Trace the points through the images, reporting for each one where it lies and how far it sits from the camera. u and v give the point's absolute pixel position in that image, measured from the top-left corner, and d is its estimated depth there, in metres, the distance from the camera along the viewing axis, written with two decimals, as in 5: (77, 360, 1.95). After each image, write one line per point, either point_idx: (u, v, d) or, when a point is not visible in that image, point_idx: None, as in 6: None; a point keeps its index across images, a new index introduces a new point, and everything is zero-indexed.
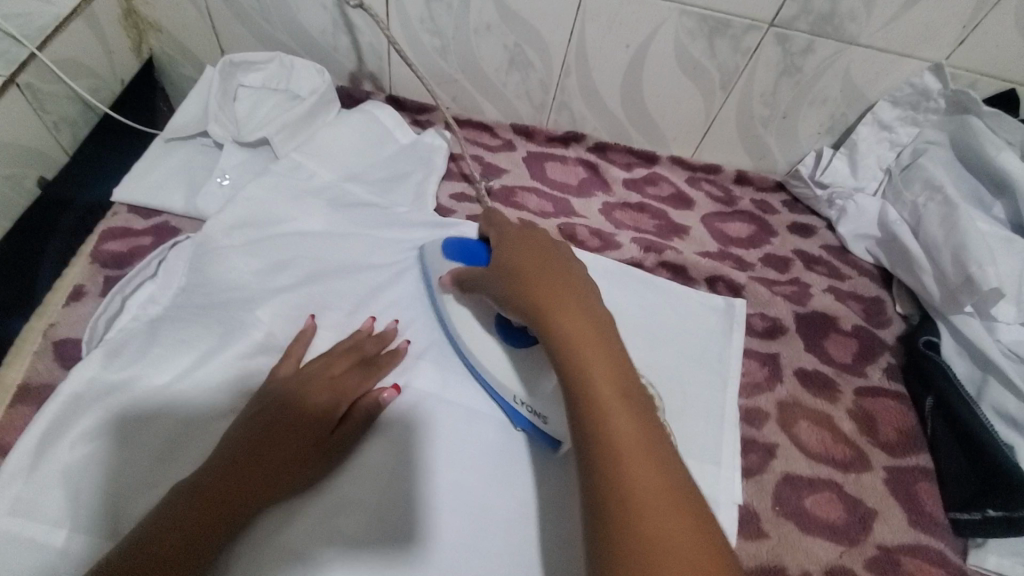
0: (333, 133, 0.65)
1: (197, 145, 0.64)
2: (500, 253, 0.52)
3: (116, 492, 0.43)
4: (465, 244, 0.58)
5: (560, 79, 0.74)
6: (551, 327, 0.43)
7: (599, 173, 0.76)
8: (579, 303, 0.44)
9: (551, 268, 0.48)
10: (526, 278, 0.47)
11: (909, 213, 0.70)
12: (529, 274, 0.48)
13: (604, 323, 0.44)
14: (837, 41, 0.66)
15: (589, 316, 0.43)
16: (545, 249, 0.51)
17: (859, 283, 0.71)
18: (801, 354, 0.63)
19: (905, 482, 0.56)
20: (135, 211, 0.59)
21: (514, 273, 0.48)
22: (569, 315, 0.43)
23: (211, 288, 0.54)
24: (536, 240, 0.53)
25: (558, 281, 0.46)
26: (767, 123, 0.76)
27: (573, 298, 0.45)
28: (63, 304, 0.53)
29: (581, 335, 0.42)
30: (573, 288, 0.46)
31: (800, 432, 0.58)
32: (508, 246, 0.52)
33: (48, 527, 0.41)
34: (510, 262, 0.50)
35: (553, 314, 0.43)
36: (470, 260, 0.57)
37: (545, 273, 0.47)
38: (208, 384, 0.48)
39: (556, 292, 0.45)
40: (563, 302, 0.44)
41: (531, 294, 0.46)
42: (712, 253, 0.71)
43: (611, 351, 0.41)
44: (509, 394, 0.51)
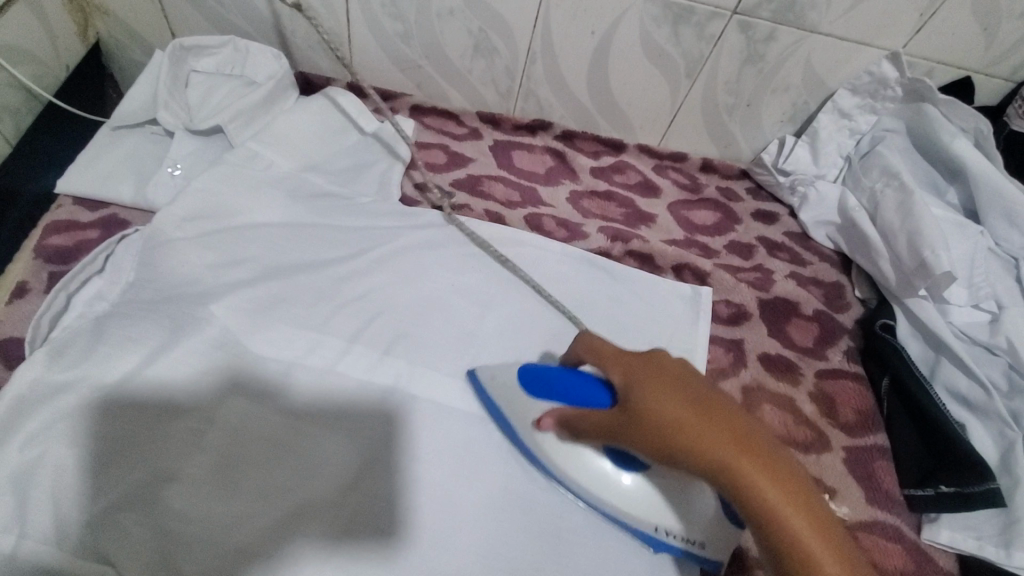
0: (291, 121, 0.63)
1: (147, 134, 0.61)
2: (638, 399, 0.40)
3: (67, 492, 0.41)
4: (546, 374, 0.48)
5: (526, 66, 0.73)
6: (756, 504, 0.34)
7: (567, 161, 0.76)
8: (760, 451, 0.36)
9: (711, 411, 0.38)
10: (694, 435, 0.37)
11: (868, 199, 0.72)
12: (681, 408, 0.38)
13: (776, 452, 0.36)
14: (798, 30, 0.67)
15: (768, 457, 0.35)
16: (687, 384, 0.40)
17: (820, 268, 0.73)
18: (764, 339, 0.64)
19: (863, 460, 0.58)
20: (81, 203, 0.56)
21: (674, 413, 0.38)
22: (769, 472, 0.35)
23: (165, 283, 0.51)
24: (665, 368, 0.41)
25: (729, 430, 0.37)
26: (732, 111, 0.77)
27: (735, 440, 0.36)
28: (5, 303, 0.50)
29: (785, 506, 0.34)
30: (755, 437, 0.36)
31: (763, 415, 0.59)
32: (642, 392, 0.40)
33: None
34: (655, 402, 0.39)
35: (744, 473, 0.35)
36: (581, 402, 0.45)
37: (713, 401, 0.39)
38: (160, 380, 0.46)
39: (738, 449, 0.36)
40: (744, 435, 0.36)
41: (716, 463, 0.36)
42: (678, 240, 0.71)
43: (799, 494, 0.35)
44: (658, 530, 0.45)
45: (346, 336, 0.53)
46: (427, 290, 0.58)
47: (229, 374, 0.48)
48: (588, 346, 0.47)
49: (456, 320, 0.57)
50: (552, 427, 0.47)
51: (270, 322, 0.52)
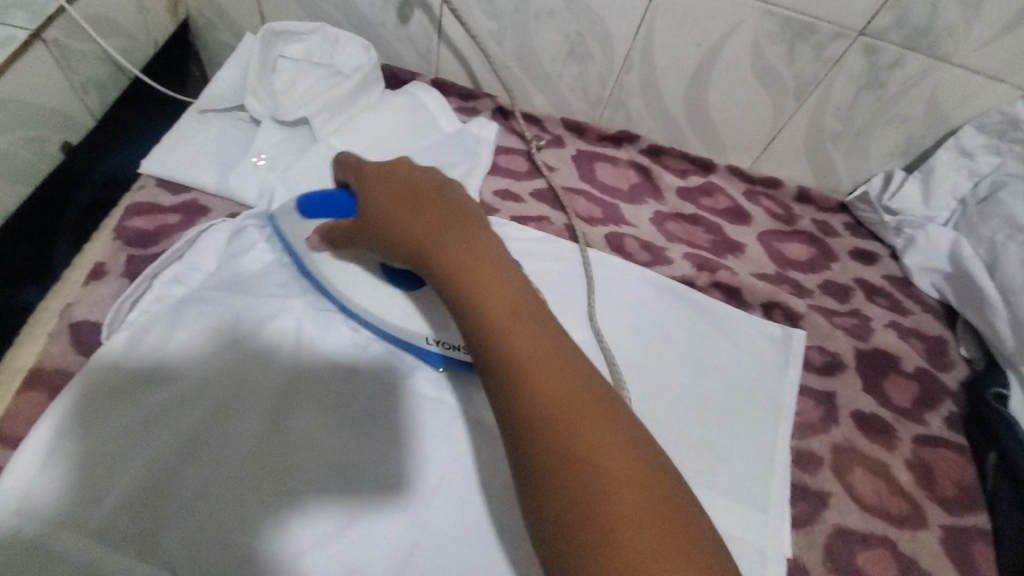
0: (376, 117, 0.61)
1: (233, 119, 0.59)
2: (370, 206, 0.44)
3: (118, 488, 0.40)
4: (323, 198, 0.50)
5: (620, 75, 0.68)
6: (478, 323, 0.35)
7: (652, 178, 0.71)
8: (495, 280, 0.36)
9: (467, 237, 0.39)
10: (441, 248, 0.38)
11: (986, 249, 0.65)
12: (409, 218, 0.41)
13: (528, 298, 0.36)
14: (931, 57, 0.60)
15: (513, 299, 0.35)
16: (428, 202, 0.42)
17: (922, 320, 0.66)
18: (858, 394, 0.59)
19: (961, 542, 0.52)
20: (163, 185, 0.55)
21: (418, 239, 0.40)
22: (491, 294, 0.35)
23: (243, 275, 0.51)
24: (415, 183, 0.43)
25: (467, 256, 0.37)
26: (838, 138, 0.70)
27: (473, 267, 0.37)
28: (82, 283, 0.48)
29: (523, 333, 0.33)
30: (495, 271, 0.37)
31: (855, 480, 0.54)
32: (376, 200, 0.44)
33: (42, 523, 0.38)
34: (399, 221, 0.41)
35: (499, 317, 0.34)
36: (332, 212, 0.50)
37: (464, 235, 0.39)
38: (210, 365, 0.45)
39: (521, 302, 0.35)
40: (490, 273, 0.37)
41: (450, 276, 0.37)
42: (768, 275, 0.66)
43: (547, 341, 0.33)
44: (427, 340, 0.48)
45: None
46: None
47: (258, 354, 0.47)
48: (352, 167, 0.49)
49: None
50: (323, 246, 0.50)
51: (341, 324, 0.50)
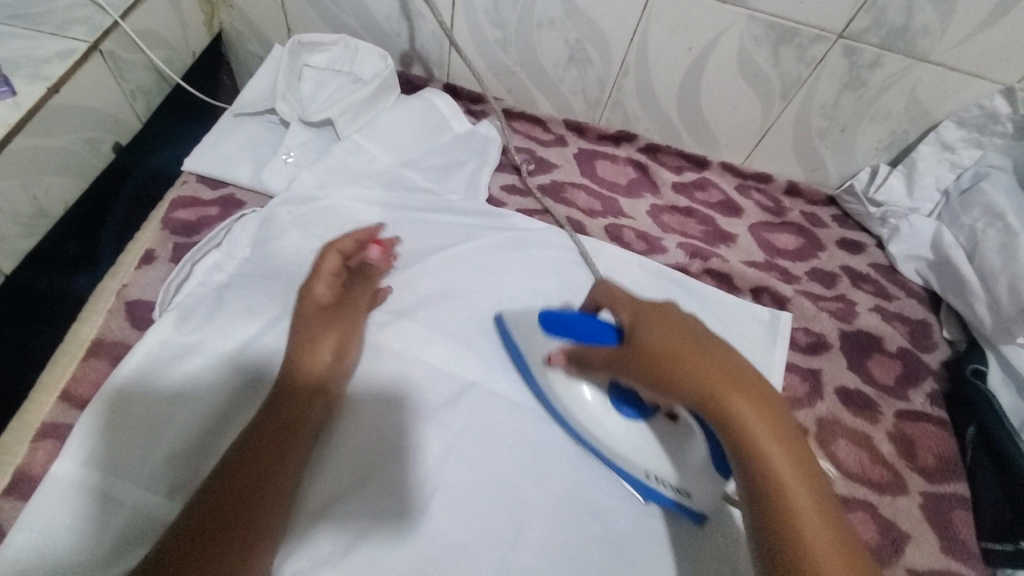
0: (393, 118, 0.67)
1: (264, 122, 0.66)
2: (642, 336, 0.44)
3: (167, 445, 0.44)
4: (564, 317, 0.49)
5: (617, 78, 0.74)
6: (755, 453, 0.38)
7: (649, 174, 0.76)
8: (771, 415, 0.40)
9: (730, 371, 0.41)
10: (704, 373, 0.41)
11: (966, 237, 0.69)
12: (689, 359, 0.41)
13: (774, 398, 0.41)
14: (907, 57, 0.65)
15: (769, 401, 0.40)
16: (700, 341, 0.43)
17: (906, 305, 0.70)
18: (843, 372, 0.63)
19: (940, 508, 0.56)
20: (203, 181, 0.61)
21: (663, 346, 0.42)
22: (755, 410, 0.39)
23: (275, 261, 0.56)
24: (673, 324, 0.44)
25: (735, 377, 0.41)
26: (825, 135, 0.75)
27: (729, 378, 0.40)
28: (135, 267, 0.54)
29: (780, 454, 0.38)
30: (768, 402, 0.40)
31: (838, 450, 0.57)
32: (650, 331, 0.44)
33: (96, 472, 0.43)
34: (666, 351, 0.42)
35: (736, 409, 0.39)
36: (589, 339, 0.47)
37: (701, 345, 0.42)
38: (225, 367, 0.48)
39: (750, 399, 0.40)
40: (742, 373, 0.41)
41: (729, 405, 0.39)
42: (758, 263, 0.70)
43: (791, 440, 0.39)
44: (647, 475, 0.47)
45: (431, 326, 0.56)
46: (510, 289, 0.61)
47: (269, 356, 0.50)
48: (608, 295, 0.49)
49: None
50: (561, 364, 0.50)
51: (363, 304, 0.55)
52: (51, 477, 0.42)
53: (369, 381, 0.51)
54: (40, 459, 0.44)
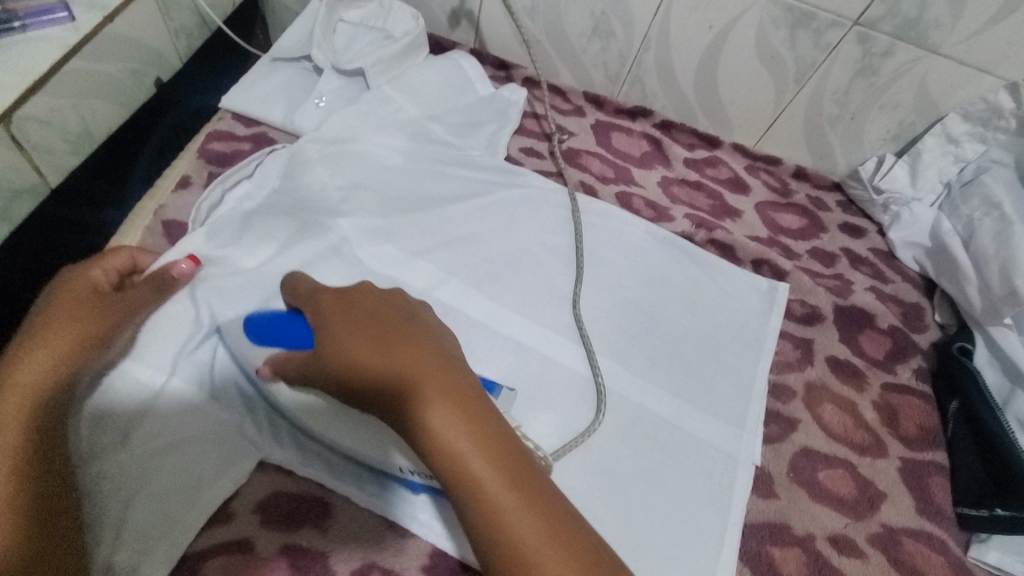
0: (420, 75, 0.70)
1: (299, 69, 0.69)
2: (331, 344, 0.39)
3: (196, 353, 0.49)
4: (269, 320, 0.47)
5: (638, 53, 0.77)
6: (428, 436, 0.34)
7: (662, 148, 0.79)
8: (440, 383, 0.36)
9: (406, 348, 0.37)
10: (373, 369, 0.37)
11: (963, 227, 0.71)
12: (365, 347, 0.38)
13: (462, 380, 0.36)
14: (918, 49, 0.67)
15: (456, 383, 0.36)
16: (383, 321, 0.39)
17: (901, 288, 0.73)
18: (834, 343, 0.65)
19: (918, 473, 0.58)
20: (238, 119, 0.64)
21: (348, 348, 0.38)
22: (429, 397, 0.35)
23: (301, 195, 0.59)
24: (362, 308, 0.41)
25: (410, 361, 0.36)
26: (834, 122, 0.77)
27: (411, 372, 0.36)
28: (172, 190, 0.58)
29: (457, 421, 0.34)
30: (438, 372, 0.36)
31: (824, 412, 0.60)
32: (335, 332, 0.40)
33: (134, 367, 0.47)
34: (344, 352, 0.38)
35: (421, 402, 0.35)
36: (291, 344, 0.45)
37: (385, 332, 0.38)
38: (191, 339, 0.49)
39: (430, 385, 0.35)
40: (427, 357, 0.37)
41: (388, 392, 0.36)
42: (762, 238, 0.73)
43: (481, 420, 0.35)
44: None
45: (444, 267, 0.59)
46: (519, 240, 0.64)
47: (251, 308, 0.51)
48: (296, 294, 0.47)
49: (538, 278, 0.62)
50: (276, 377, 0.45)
51: (384, 240, 0.58)
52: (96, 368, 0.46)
53: None
54: None
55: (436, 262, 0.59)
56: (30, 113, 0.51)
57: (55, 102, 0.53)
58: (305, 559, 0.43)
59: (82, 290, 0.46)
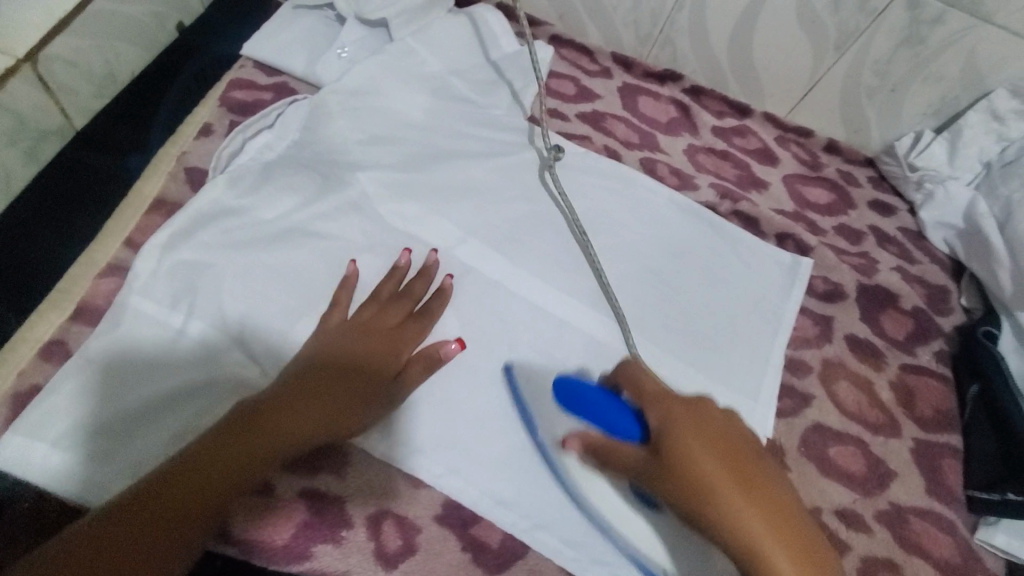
0: (445, 28, 0.67)
1: (321, 17, 0.66)
2: (679, 454, 0.43)
3: (205, 299, 0.47)
4: (581, 391, 0.47)
5: (671, 13, 0.74)
6: (758, 558, 0.40)
7: (690, 115, 0.76)
8: (772, 506, 0.42)
9: (755, 484, 0.43)
10: (736, 498, 0.41)
11: (1000, 208, 0.68)
12: (716, 472, 0.42)
13: (785, 503, 0.43)
14: (970, 17, 0.65)
15: (767, 500, 0.42)
16: (734, 447, 0.44)
17: (928, 270, 0.71)
18: (855, 322, 0.64)
19: (930, 454, 0.58)
20: (260, 68, 0.63)
21: (707, 474, 0.42)
22: (759, 517, 0.41)
23: (320, 146, 0.58)
24: (716, 429, 0.45)
25: (760, 488, 0.42)
26: (873, 94, 0.74)
27: (749, 501, 0.41)
28: (193, 137, 0.57)
29: (786, 539, 0.41)
30: (768, 494, 0.43)
31: (839, 390, 0.60)
32: (681, 440, 0.43)
33: (160, 308, 0.47)
34: (703, 467, 0.42)
35: (761, 534, 0.40)
36: (612, 431, 0.45)
37: (742, 467, 0.43)
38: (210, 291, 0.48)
39: (771, 513, 0.41)
40: (776, 493, 0.43)
41: (719, 504, 0.41)
42: (787, 212, 0.71)
43: (791, 530, 0.41)
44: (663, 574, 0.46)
45: (464, 228, 0.59)
46: (540, 204, 0.63)
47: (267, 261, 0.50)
48: (636, 387, 0.48)
49: (557, 244, 0.61)
50: (575, 448, 0.46)
51: (405, 197, 0.58)
52: (130, 307, 0.46)
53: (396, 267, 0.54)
54: (105, 292, 0.48)
55: (456, 222, 0.58)
56: (55, 53, 0.50)
57: (79, 44, 0.52)
58: (321, 502, 0.44)
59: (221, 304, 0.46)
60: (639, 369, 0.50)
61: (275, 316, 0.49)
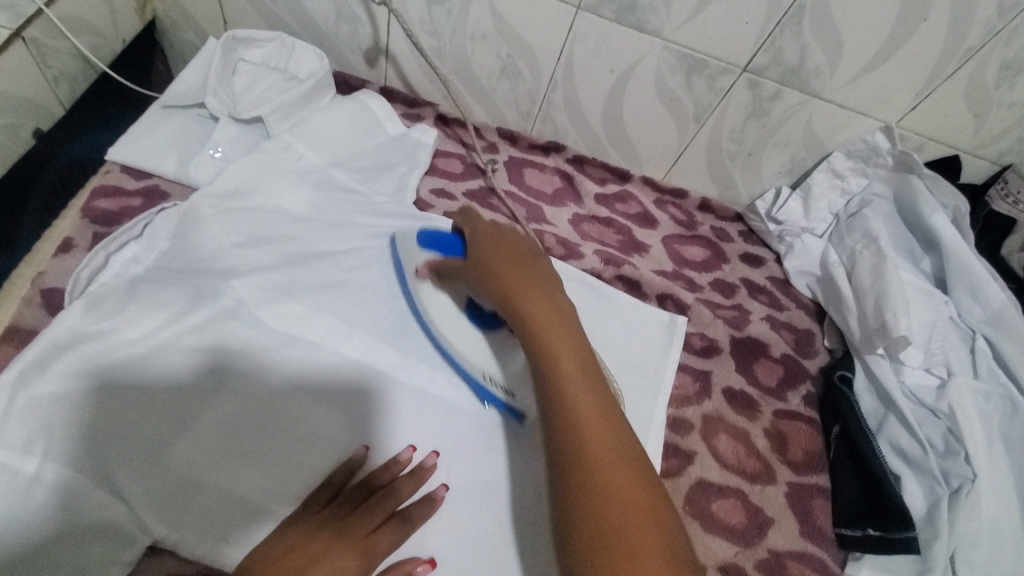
0: (325, 118, 0.69)
1: (193, 115, 0.67)
2: (477, 254, 0.57)
3: (66, 428, 0.45)
4: (440, 237, 0.63)
5: (547, 92, 0.79)
6: (536, 336, 0.49)
7: (574, 184, 0.81)
8: (553, 307, 0.52)
9: (544, 294, 0.53)
10: (510, 279, 0.54)
11: (847, 256, 0.77)
12: (505, 265, 0.55)
13: (559, 309, 0.52)
14: (802, 93, 0.72)
15: (540, 288, 0.53)
16: (518, 251, 0.57)
17: (795, 315, 0.78)
18: (731, 374, 0.70)
19: (803, 496, 0.63)
20: (127, 171, 0.62)
21: (491, 263, 0.56)
22: (536, 304, 0.51)
23: (194, 254, 0.57)
24: (508, 242, 0.58)
25: (545, 296, 0.53)
26: (734, 157, 0.82)
27: (529, 291, 0.53)
28: (51, 255, 0.55)
29: (548, 329, 0.49)
30: (543, 290, 0.53)
31: (718, 443, 0.64)
32: (484, 248, 0.58)
33: (9, 451, 0.43)
34: (491, 264, 0.55)
35: (527, 312, 0.51)
36: (443, 251, 0.62)
37: (523, 261, 0.56)
38: (97, 403, 0.47)
39: (547, 310, 0.51)
40: (550, 293, 0.53)
41: (504, 286, 0.53)
42: (666, 272, 0.77)
43: (560, 318, 0.51)
44: (482, 375, 0.59)
45: (349, 321, 0.59)
46: None
47: (145, 373, 0.49)
48: (469, 218, 0.62)
49: None
50: (428, 276, 0.62)
51: (285, 299, 0.58)
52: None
53: (275, 369, 0.54)
54: None
55: (343, 316, 0.59)
56: None
57: None
58: None
59: (146, 409, 0.48)
60: (478, 214, 0.63)
61: (141, 445, 0.47)
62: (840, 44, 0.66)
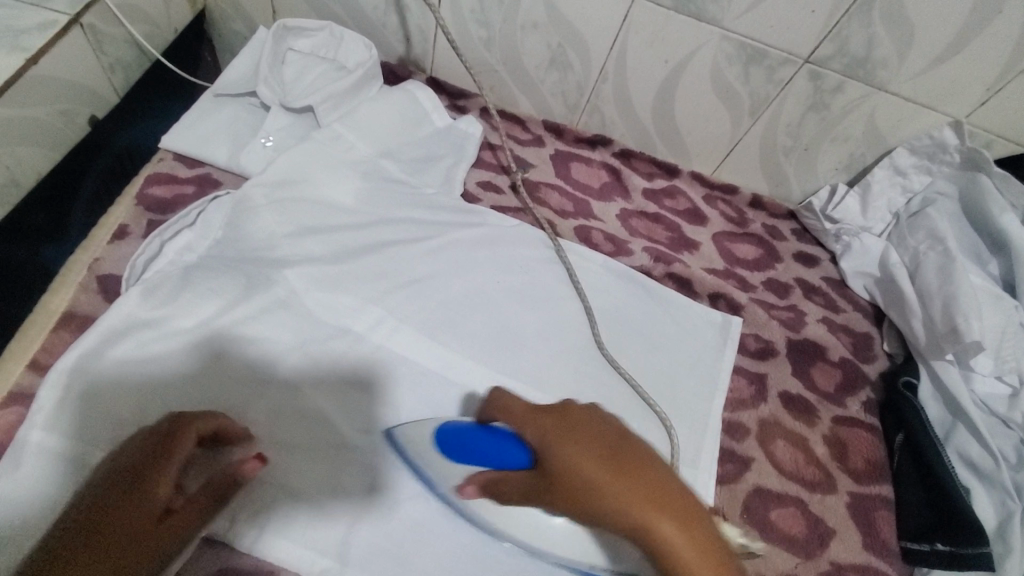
0: (373, 109, 0.68)
1: (244, 104, 0.67)
2: (554, 457, 0.37)
3: (117, 415, 0.45)
4: (461, 438, 0.45)
5: (596, 84, 0.77)
6: None
7: (621, 179, 0.79)
8: (704, 533, 0.34)
9: (646, 487, 0.34)
10: (595, 488, 0.34)
11: (910, 257, 0.73)
12: (582, 464, 0.35)
13: (706, 526, 0.34)
14: (866, 86, 0.69)
15: (661, 494, 0.34)
16: (608, 439, 0.37)
17: (852, 317, 0.75)
18: (787, 378, 0.67)
19: (865, 507, 0.60)
20: (180, 160, 0.62)
21: (579, 474, 0.35)
22: (696, 543, 0.33)
23: (245, 243, 0.57)
24: (586, 426, 0.37)
25: (659, 499, 0.34)
26: (789, 152, 0.79)
27: (645, 507, 0.34)
28: (107, 241, 0.55)
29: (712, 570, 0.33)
30: (691, 508, 0.34)
31: (776, 450, 0.61)
32: (559, 449, 0.37)
33: (56, 437, 0.43)
34: (573, 466, 0.36)
35: (662, 543, 0.33)
36: (489, 461, 0.42)
37: (619, 453, 0.36)
38: (147, 392, 0.46)
39: (690, 526, 0.34)
40: (670, 497, 0.34)
41: (617, 509, 0.34)
42: (718, 271, 0.74)
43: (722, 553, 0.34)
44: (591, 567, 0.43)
45: (398, 315, 0.58)
46: (473, 281, 0.62)
47: (194, 363, 0.49)
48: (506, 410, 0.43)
49: (493, 321, 0.61)
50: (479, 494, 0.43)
51: (333, 290, 0.57)
52: (29, 442, 0.42)
53: (325, 363, 0.53)
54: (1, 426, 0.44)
55: (392, 309, 0.58)
56: None
57: None
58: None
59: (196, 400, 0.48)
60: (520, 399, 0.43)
61: None
62: (913, 34, 0.63)
